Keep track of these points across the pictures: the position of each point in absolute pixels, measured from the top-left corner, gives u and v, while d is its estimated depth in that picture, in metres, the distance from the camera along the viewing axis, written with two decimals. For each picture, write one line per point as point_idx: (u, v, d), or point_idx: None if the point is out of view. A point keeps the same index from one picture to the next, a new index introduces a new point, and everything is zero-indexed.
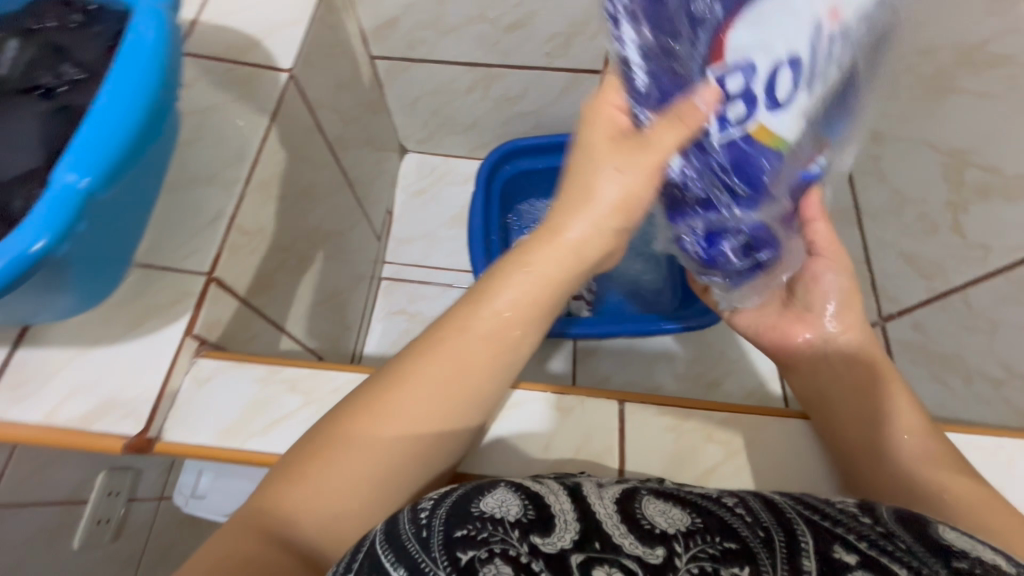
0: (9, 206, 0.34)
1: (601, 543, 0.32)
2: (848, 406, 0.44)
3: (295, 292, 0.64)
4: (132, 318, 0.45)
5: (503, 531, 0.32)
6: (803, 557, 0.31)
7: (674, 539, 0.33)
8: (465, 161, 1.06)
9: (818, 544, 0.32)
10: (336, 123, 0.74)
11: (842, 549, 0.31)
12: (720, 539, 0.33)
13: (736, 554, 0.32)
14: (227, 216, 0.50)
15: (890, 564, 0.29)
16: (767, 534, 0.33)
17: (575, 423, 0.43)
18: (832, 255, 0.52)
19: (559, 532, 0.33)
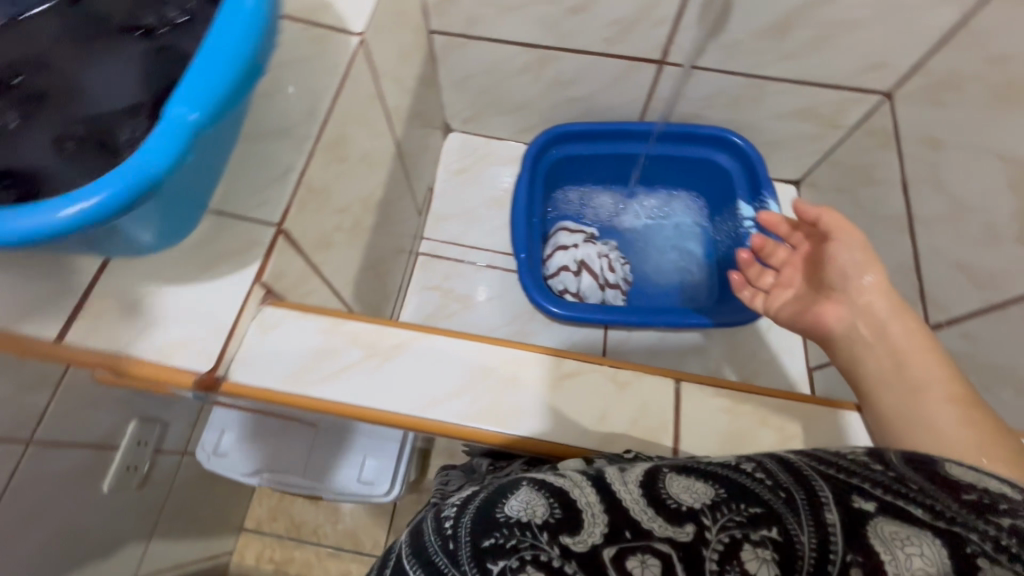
0: (117, 137, 0.35)
1: (631, 532, 0.36)
2: (880, 377, 0.47)
3: (348, 255, 0.66)
4: (206, 261, 0.46)
5: (531, 536, 0.36)
6: (825, 509, 0.35)
7: (701, 513, 0.36)
8: (507, 144, 1.08)
9: (839, 498, 0.35)
10: (394, 94, 0.74)
11: (859, 498, 0.35)
12: (746, 506, 0.36)
13: (761, 519, 0.35)
14: (298, 171, 0.51)
15: (906, 508, 0.34)
16: (788, 494, 0.36)
17: (630, 396, 0.44)
18: (847, 237, 0.54)
19: (586, 528, 0.36)
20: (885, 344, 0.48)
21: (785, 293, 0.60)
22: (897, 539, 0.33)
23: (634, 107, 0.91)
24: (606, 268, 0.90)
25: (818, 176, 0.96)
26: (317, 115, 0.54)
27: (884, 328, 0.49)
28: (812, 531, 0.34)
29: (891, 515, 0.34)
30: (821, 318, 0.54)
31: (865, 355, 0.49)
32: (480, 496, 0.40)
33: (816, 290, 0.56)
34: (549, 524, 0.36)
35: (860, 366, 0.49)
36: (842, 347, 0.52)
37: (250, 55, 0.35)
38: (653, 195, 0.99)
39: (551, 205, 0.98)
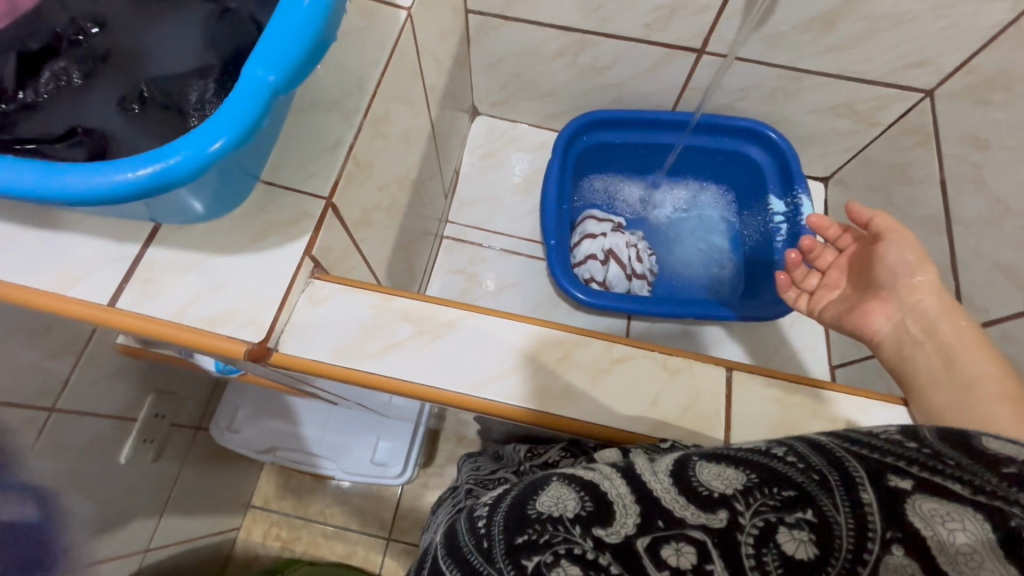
0: (186, 98, 0.34)
1: (663, 520, 0.34)
2: (931, 376, 0.47)
3: (384, 233, 0.65)
4: (256, 231, 0.45)
5: (564, 530, 0.36)
6: (859, 488, 0.33)
7: (733, 498, 0.34)
8: (534, 130, 1.07)
9: (872, 478, 0.33)
10: (432, 73, 0.73)
11: (894, 476, 0.33)
12: (778, 489, 0.34)
13: (795, 502, 0.33)
14: (347, 144, 0.50)
15: (943, 483, 0.31)
16: (821, 476, 0.34)
17: (682, 383, 0.44)
18: (898, 238, 0.54)
19: (619, 519, 0.35)
20: (938, 344, 0.48)
21: (829, 294, 0.61)
22: (936, 516, 0.30)
23: (667, 96, 0.90)
24: (634, 258, 0.89)
25: (848, 174, 0.95)
26: (366, 89, 0.53)
27: (937, 328, 0.49)
28: (849, 515, 0.32)
29: (929, 491, 0.31)
30: (869, 316, 0.55)
31: (915, 353, 0.50)
32: (513, 493, 0.40)
33: (862, 291, 0.57)
34: (581, 516, 0.36)
35: (910, 365, 0.49)
36: (893, 345, 0.52)
37: (322, 22, 0.33)
38: (683, 187, 0.98)
39: (581, 193, 0.97)
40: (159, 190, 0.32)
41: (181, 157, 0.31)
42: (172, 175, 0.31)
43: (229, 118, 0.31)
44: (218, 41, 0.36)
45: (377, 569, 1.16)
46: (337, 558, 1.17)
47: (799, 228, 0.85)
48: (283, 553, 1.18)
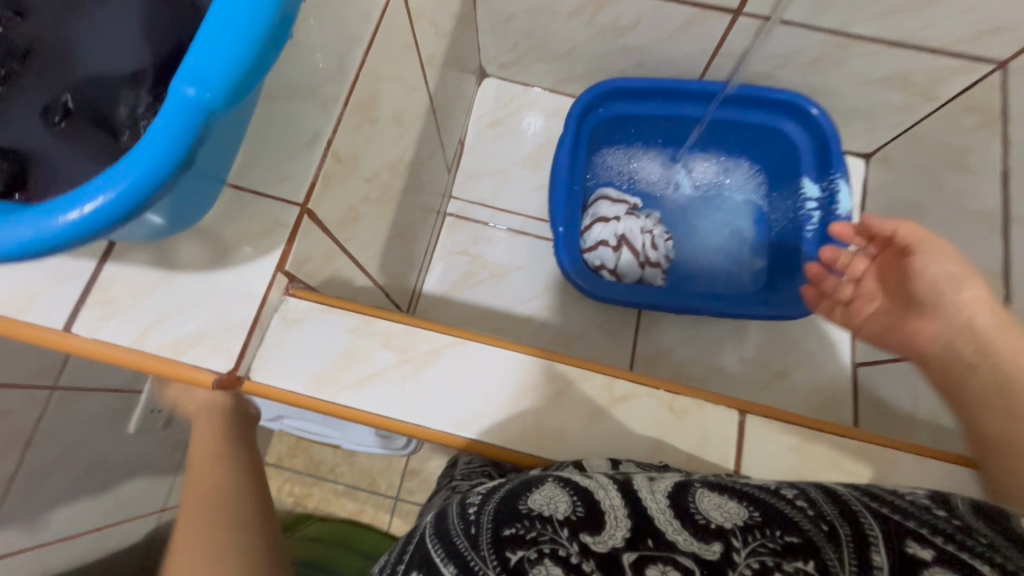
0: (114, 113, 0.29)
1: (653, 541, 0.35)
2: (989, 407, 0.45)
3: (376, 224, 0.61)
4: (224, 244, 0.41)
5: (552, 530, 0.35)
6: (872, 548, 0.34)
7: (732, 534, 0.35)
8: (546, 95, 0.98)
9: (889, 540, 0.34)
10: (431, 39, 0.66)
11: (914, 544, 0.33)
12: (782, 534, 0.35)
13: (798, 547, 0.34)
14: (325, 140, 0.45)
15: (971, 560, 0.32)
16: (831, 527, 0.35)
17: (691, 426, 0.41)
18: (932, 245, 0.52)
19: (607, 528, 0.36)
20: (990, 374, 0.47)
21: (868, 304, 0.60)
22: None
23: (696, 62, 0.81)
24: (649, 245, 0.83)
25: (894, 152, 0.86)
26: (347, 73, 0.47)
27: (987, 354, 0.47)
28: (853, 570, 0.33)
29: (952, 568, 0.32)
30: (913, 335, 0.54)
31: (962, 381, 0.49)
32: (506, 488, 0.39)
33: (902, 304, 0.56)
34: (571, 519, 0.36)
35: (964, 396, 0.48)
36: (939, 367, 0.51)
37: (270, 19, 0.27)
38: (708, 162, 0.90)
39: (597, 168, 0.89)
40: (92, 234, 0.26)
41: (115, 194, 0.25)
42: (105, 217, 0.26)
43: (158, 140, 0.26)
44: (156, 38, 0.30)
45: (386, 527, 1.17)
46: (347, 515, 1.17)
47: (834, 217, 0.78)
48: (297, 508, 1.18)
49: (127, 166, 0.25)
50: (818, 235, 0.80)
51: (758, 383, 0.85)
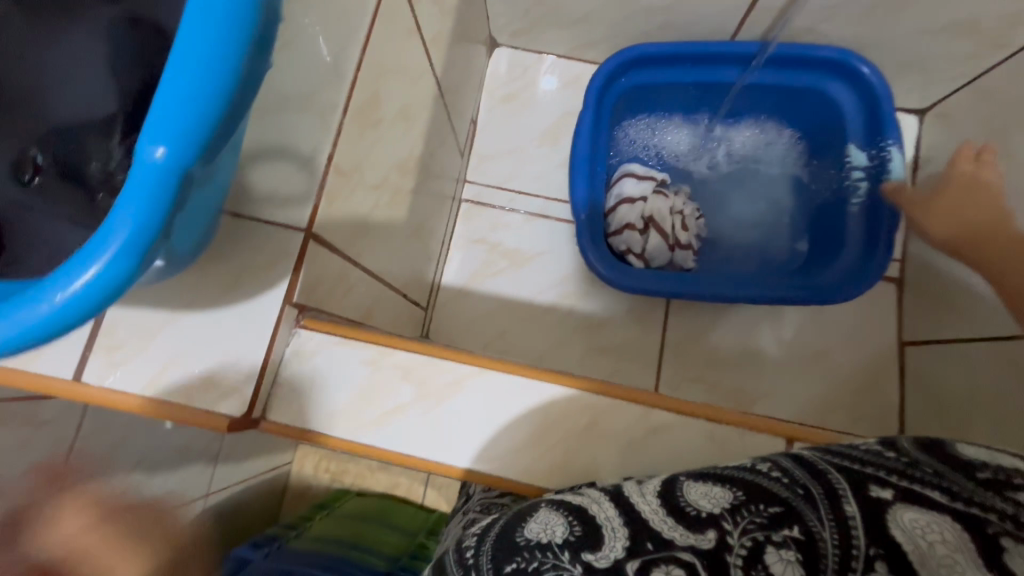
0: (85, 167, 0.27)
1: (653, 543, 0.36)
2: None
3: (389, 229, 0.58)
4: (226, 280, 0.39)
5: (554, 556, 0.36)
6: (845, 500, 0.37)
7: (721, 517, 0.36)
8: (563, 61, 0.90)
9: (857, 490, 0.37)
10: (436, 17, 0.60)
11: (877, 488, 0.37)
12: (766, 506, 0.37)
13: (783, 516, 0.36)
14: (325, 155, 0.42)
15: (924, 492, 0.36)
16: (806, 491, 0.37)
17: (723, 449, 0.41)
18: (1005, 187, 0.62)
19: (607, 542, 0.37)
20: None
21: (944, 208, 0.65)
22: (916, 526, 0.35)
23: (727, 19, 0.73)
24: (678, 226, 0.78)
25: (955, 106, 0.76)
26: (342, 75, 0.43)
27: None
28: (833, 527, 0.36)
29: (909, 502, 0.36)
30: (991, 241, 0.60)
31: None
32: (499, 523, 0.40)
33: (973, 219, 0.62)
34: (570, 541, 0.36)
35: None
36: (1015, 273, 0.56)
37: (242, 60, 0.23)
38: (744, 129, 0.82)
39: (620, 142, 0.83)
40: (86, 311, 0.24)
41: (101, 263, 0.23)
42: (98, 288, 0.23)
43: (130, 212, 0.23)
44: (125, 77, 0.28)
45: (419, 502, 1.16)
46: (382, 492, 1.17)
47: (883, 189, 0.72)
48: (333, 485, 1.17)
49: (108, 228, 0.22)
50: (863, 209, 0.74)
51: (797, 365, 0.81)
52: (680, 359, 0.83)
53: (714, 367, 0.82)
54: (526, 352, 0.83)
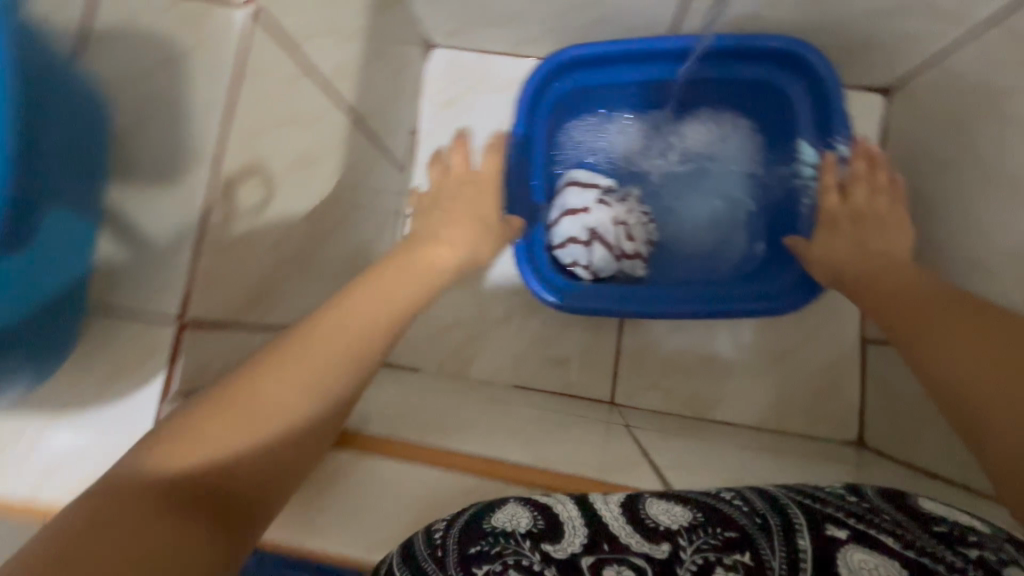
0: None
1: (609, 545, 0.37)
2: (946, 342, 0.47)
3: (301, 280, 0.56)
4: (101, 378, 0.39)
5: (515, 542, 0.38)
6: (798, 533, 0.37)
7: (677, 534, 0.37)
8: (503, 60, 0.86)
9: (812, 524, 0.37)
10: (338, 48, 0.57)
11: (833, 526, 0.37)
12: (721, 530, 0.37)
13: (735, 543, 0.36)
14: (193, 238, 0.41)
15: (879, 534, 0.36)
16: (763, 521, 0.38)
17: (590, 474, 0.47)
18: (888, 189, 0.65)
19: (568, 538, 0.38)
20: (935, 304, 0.51)
21: (827, 240, 0.65)
22: (863, 567, 0.34)
23: (664, 10, 0.68)
24: (624, 237, 0.75)
25: (917, 88, 0.71)
26: (207, 146, 0.42)
27: (934, 295, 0.52)
28: (782, 556, 0.35)
29: (863, 544, 0.35)
30: (865, 279, 0.59)
31: (923, 315, 0.51)
32: (467, 511, 0.41)
33: (854, 250, 0.62)
34: (532, 532, 0.38)
35: (917, 336, 0.50)
36: (894, 309, 0.54)
37: None
38: (697, 124, 0.78)
39: (564, 148, 0.79)
40: None
41: None
42: None
43: None
44: None
45: None
46: None
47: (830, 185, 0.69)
48: None
49: None
50: (811, 208, 0.72)
51: (755, 368, 0.79)
52: (635, 366, 0.81)
53: (669, 374, 0.80)
54: (479, 368, 0.82)
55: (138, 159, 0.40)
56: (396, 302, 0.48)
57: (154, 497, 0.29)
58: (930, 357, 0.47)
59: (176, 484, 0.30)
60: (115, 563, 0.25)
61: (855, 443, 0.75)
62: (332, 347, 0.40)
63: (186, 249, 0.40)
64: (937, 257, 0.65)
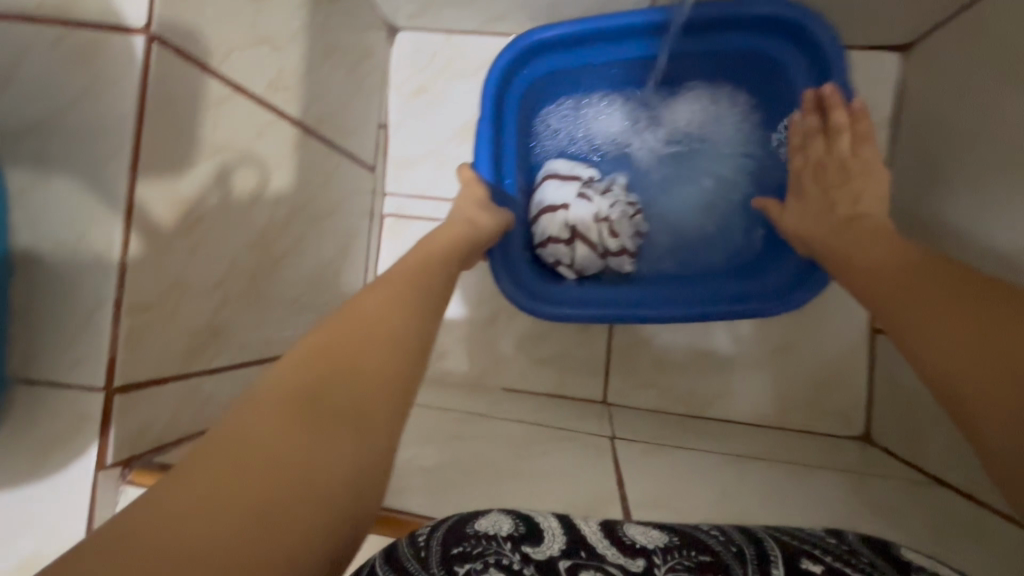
0: None
1: (586, 552, 0.37)
2: (920, 309, 0.40)
3: (259, 310, 0.54)
4: (33, 453, 0.37)
5: (496, 545, 0.37)
6: (771, 564, 0.36)
7: (653, 553, 0.37)
8: (474, 41, 0.80)
9: (787, 558, 0.36)
10: (272, 57, 0.51)
11: (807, 561, 0.36)
12: (696, 553, 0.36)
13: (712, 566, 0.36)
14: (112, 301, 0.37)
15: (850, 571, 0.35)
16: (739, 549, 0.37)
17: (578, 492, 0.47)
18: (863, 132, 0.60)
19: (546, 543, 0.37)
20: (910, 269, 0.44)
21: (797, 210, 0.61)
22: None
23: None
24: (607, 234, 0.69)
25: None
26: (116, 201, 0.37)
27: (909, 259, 0.45)
28: None
29: None
30: (842, 248, 0.52)
31: (896, 280, 0.44)
32: (451, 518, 0.40)
33: (827, 222, 0.56)
34: (514, 535, 0.37)
35: (889, 302, 0.44)
36: (866, 276, 0.48)
37: None
38: (687, 100, 0.73)
39: (541, 135, 0.75)
40: None
41: None
42: None
43: None
44: None
45: None
46: None
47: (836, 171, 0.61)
48: None
49: None
50: None
51: (753, 363, 0.75)
52: (628, 365, 0.78)
53: (663, 371, 0.77)
54: (465, 373, 0.80)
55: (45, 218, 0.38)
56: (429, 265, 0.49)
57: (272, 412, 0.32)
58: (900, 325, 0.41)
59: (290, 395, 0.33)
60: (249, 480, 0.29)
61: (859, 438, 0.71)
62: (397, 305, 0.42)
63: (104, 313, 0.37)
64: (952, 246, 0.59)
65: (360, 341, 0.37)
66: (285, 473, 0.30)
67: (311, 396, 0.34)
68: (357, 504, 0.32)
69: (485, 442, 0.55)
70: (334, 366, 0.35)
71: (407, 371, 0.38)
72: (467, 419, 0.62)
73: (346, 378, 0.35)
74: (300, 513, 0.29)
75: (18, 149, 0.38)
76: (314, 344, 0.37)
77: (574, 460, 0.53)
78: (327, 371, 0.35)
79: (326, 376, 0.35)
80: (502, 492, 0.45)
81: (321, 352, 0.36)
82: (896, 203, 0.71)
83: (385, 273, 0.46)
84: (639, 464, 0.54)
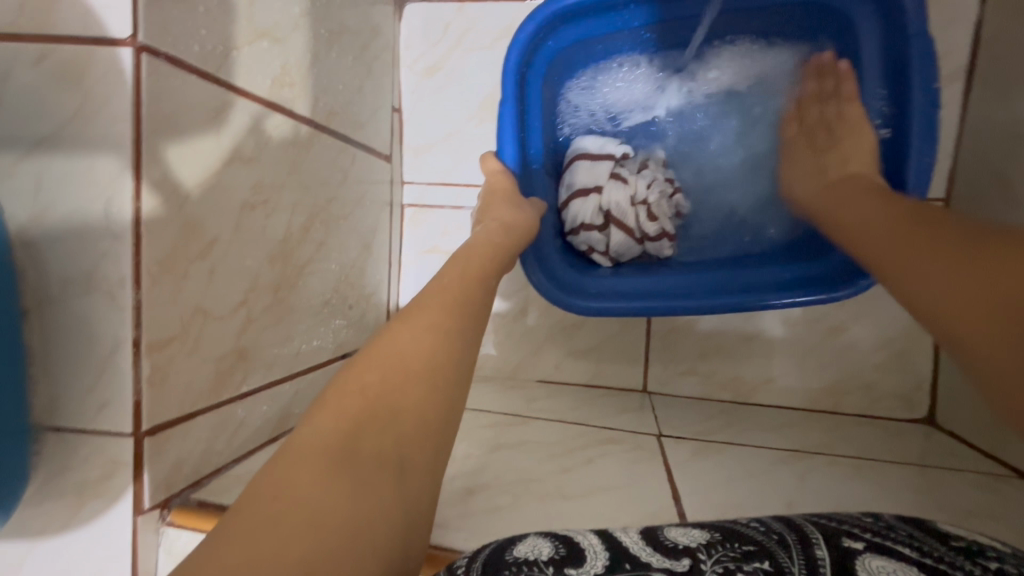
0: None
1: (629, 562, 0.31)
2: (916, 265, 0.43)
3: (285, 326, 0.52)
4: (71, 498, 0.37)
5: (539, 571, 0.31)
6: (814, 545, 0.31)
7: (698, 551, 0.32)
8: (489, 9, 0.74)
9: (827, 537, 0.31)
10: (274, 51, 0.47)
11: (848, 539, 0.31)
12: (738, 544, 0.32)
13: (754, 553, 0.31)
14: (130, 343, 0.35)
15: (895, 546, 0.30)
16: (779, 535, 0.32)
17: (629, 505, 0.44)
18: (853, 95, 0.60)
19: (590, 562, 0.32)
20: (906, 221, 0.47)
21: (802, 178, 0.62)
22: (884, 571, 0.28)
23: None
24: (645, 217, 0.65)
25: None
26: (122, 236, 0.34)
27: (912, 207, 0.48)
28: (801, 564, 0.29)
29: (881, 553, 0.30)
30: (840, 216, 0.53)
31: (889, 237, 0.47)
32: (488, 547, 0.35)
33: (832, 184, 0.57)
34: (556, 559, 0.32)
35: (887, 261, 0.46)
36: (872, 245, 0.48)
37: None
38: (717, 65, 0.69)
39: (563, 113, 0.70)
40: None
41: None
42: None
43: None
44: None
45: None
46: None
47: (903, 133, 0.56)
48: None
49: None
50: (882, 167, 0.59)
51: (804, 345, 0.71)
52: (669, 352, 0.74)
53: (708, 358, 0.73)
54: (498, 367, 0.77)
55: (49, 258, 0.35)
56: (465, 281, 0.46)
57: (309, 461, 0.31)
58: (903, 278, 0.44)
59: (327, 442, 0.32)
60: (298, 526, 0.28)
61: (923, 421, 0.67)
62: (428, 330, 0.40)
63: (123, 356, 0.35)
64: None
65: (392, 378, 0.36)
66: (324, 527, 0.28)
67: (348, 443, 0.32)
68: (397, 555, 0.31)
69: (527, 451, 0.53)
70: (372, 406, 0.34)
71: (446, 408, 0.37)
72: (506, 422, 0.60)
73: (384, 419, 0.34)
74: (349, 559, 0.28)
75: (10, 186, 0.35)
76: (343, 386, 0.35)
77: (622, 467, 0.50)
78: (358, 415, 0.34)
79: (364, 418, 0.34)
80: (551, 511, 0.43)
81: (347, 393, 0.35)
82: (968, 165, 0.64)
83: (416, 296, 0.44)
84: (691, 468, 0.51)
